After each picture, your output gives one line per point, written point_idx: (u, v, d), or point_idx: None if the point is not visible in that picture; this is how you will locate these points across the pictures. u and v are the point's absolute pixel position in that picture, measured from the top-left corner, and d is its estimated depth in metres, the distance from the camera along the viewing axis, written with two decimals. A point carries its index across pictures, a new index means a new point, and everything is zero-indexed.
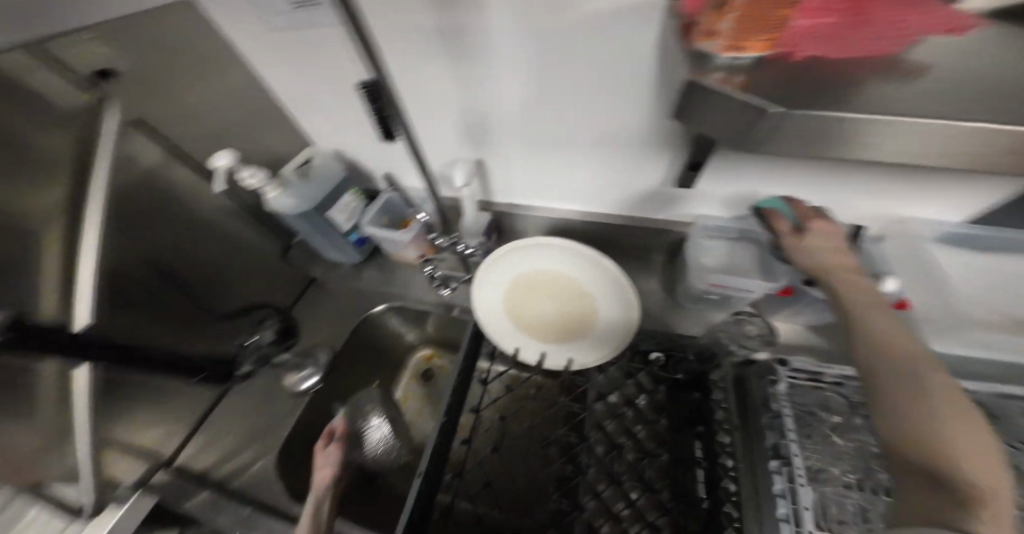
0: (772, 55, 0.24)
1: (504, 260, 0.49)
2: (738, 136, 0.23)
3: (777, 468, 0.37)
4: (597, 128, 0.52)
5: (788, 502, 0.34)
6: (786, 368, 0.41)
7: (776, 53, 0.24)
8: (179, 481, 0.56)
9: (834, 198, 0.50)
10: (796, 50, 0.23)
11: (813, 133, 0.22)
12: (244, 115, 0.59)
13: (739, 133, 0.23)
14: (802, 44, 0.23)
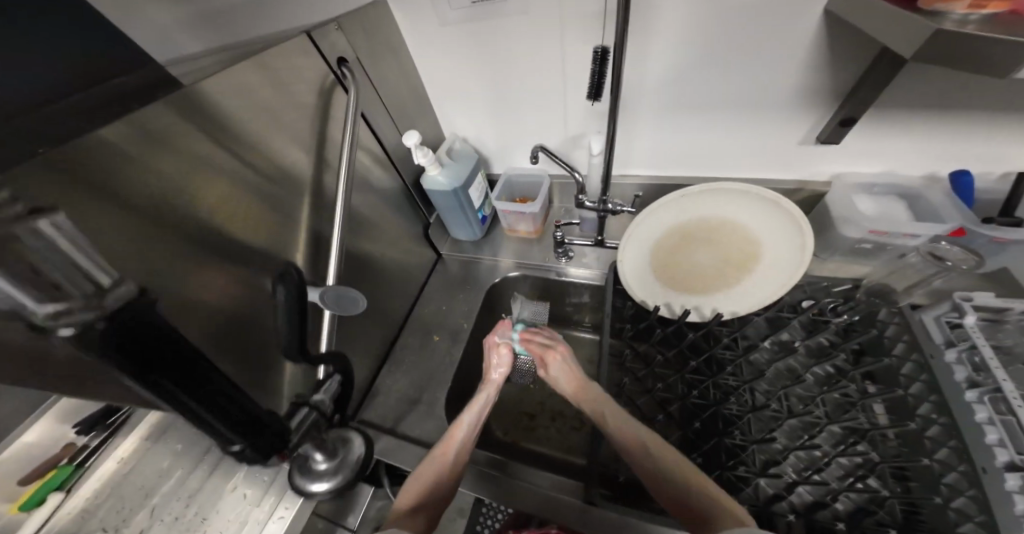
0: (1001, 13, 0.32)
1: (668, 206, 0.55)
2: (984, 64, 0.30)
3: (981, 399, 0.39)
4: (738, 94, 0.57)
5: (1002, 426, 0.36)
6: (971, 304, 0.44)
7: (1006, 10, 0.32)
8: (361, 424, 0.63)
9: (979, 144, 0.53)
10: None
11: None
12: (407, 103, 0.69)
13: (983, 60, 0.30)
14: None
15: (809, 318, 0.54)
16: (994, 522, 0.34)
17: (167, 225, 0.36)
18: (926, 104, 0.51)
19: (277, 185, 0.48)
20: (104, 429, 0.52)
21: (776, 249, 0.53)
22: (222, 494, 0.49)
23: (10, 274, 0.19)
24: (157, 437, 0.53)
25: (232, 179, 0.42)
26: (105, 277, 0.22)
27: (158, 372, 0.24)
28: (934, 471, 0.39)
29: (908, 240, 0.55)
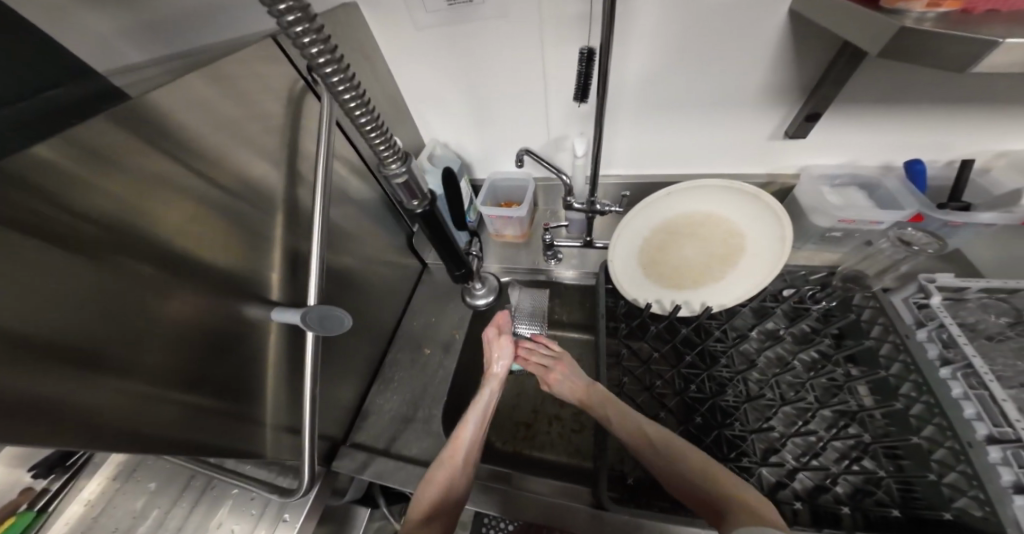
0: (955, 13, 0.34)
1: (655, 204, 0.56)
2: (949, 61, 0.32)
3: (955, 375, 0.43)
4: (710, 94, 0.60)
5: (979, 399, 0.40)
6: (934, 285, 0.48)
7: (959, 9, 0.34)
8: (354, 447, 0.61)
9: (927, 135, 0.58)
10: (976, 6, 0.34)
11: (982, 51, 0.30)
12: (383, 108, 0.67)
13: (952, 58, 0.32)
14: (980, 3, 0.34)
15: (791, 306, 0.57)
16: (985, 494, 0.36)
17: (115, 251, 0.32)
18: (883, 98, 0.54)
19: (246, 201, 0.44)
20: (64, 472, 0.52)
21: (759, 241, 0.55)
22: (208, 530, 0.49)
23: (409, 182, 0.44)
24: (129, 476, 0.53)
25: (193, 197, 0.38)
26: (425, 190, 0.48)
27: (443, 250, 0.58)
28: (923, 449, 0.42)
29: (874, 226, 0.59)
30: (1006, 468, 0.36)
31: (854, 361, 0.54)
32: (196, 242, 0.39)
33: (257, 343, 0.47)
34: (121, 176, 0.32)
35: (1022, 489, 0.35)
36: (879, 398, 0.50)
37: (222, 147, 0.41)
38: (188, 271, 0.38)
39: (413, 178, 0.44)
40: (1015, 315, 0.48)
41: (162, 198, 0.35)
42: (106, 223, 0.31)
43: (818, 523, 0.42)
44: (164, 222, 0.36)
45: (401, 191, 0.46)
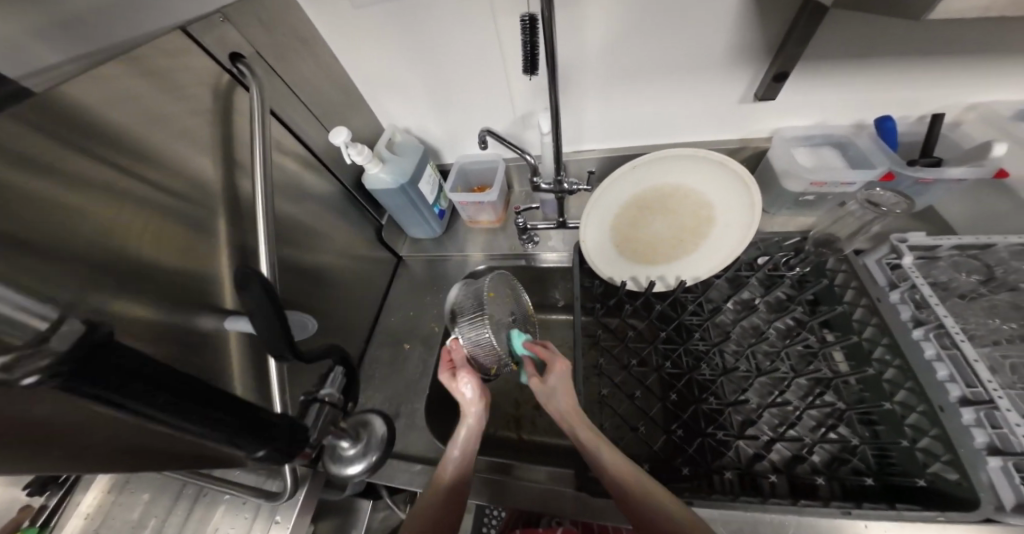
0: None
1: (623, 178, 0.53)
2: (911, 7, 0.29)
3: (927, 336, 0.44)
4: (671, 61, 0.57)
5: (950, 360, 0.41)
6: (905, 244, 0.49)
7: None
8: None
9: (893, 92, 0.56)
10: None
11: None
12: (330, 95, 0.63)
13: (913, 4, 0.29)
14: None
15: (765, 274, 0.57)
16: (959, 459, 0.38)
17: (40, 259, 0.30)
18: (849, 50, 0.52)
19: (188, 203, 0.42)
20: (61, 486, 0.50)
21: (728, 210, 0.54)
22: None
23: None
24: (121, 488, 0.52)
25: (124, 199, 0.36)
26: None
27: (168, 393, 0.25)
28: (897, 414, 0.44)
29: (846, 187, 0.58)
30: (978, 429, 0.38)
31: (828, 326, 0.54)
32: (140, 245, 0.37)
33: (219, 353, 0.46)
34: (34, 177, 0.29)
35: (994, 450, 0.36)
36: (852, 363, 0.50)
37: (154, 145, 0.38)
38: (136, 278, 0.37)
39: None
40: (984, 272, 0.48)
41: (92, 201, 0.33)
42: (28, 228, 0.29)
43: (793, 493, 0.45)
44: (98, 225, 0.34)
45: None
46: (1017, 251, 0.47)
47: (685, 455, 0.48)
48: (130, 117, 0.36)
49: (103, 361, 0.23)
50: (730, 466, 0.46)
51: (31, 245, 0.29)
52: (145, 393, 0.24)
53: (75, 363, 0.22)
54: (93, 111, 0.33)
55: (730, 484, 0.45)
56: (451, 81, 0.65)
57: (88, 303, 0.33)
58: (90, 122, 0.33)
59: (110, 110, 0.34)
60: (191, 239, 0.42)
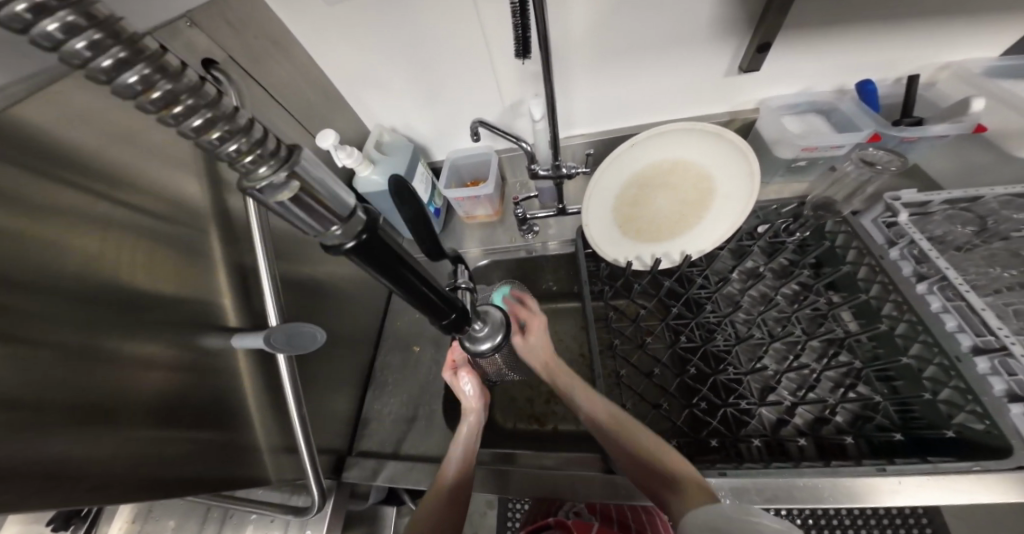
0: None
1: (622, 158, 0.53)
2: None
3: (932, 290, 0.47)
4: (656, 37, 0.57)
5: (958, 311, 0.45)
6: (900, 201, 0.52)
7: None
8: (361, 456, 0.59)
9: (873, 55, 0.57)
10: None
11: None
12: (309, 97, 0.61)
13: None
14: None
15: (768, 242, 0.59)
16: (982, 408, 0.40)
17: (20, 297, 0.28)
18: (830, 15, 0.52)
19: (176, 225, 0.39)
20: (84, 520, 0.49)
21: (728, 181, 0.54)
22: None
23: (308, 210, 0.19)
24: (145, 518, 0.50)
25: (113, 226, 0.33)
26: (284, 189, 0.18)
27: (370, 258, 0.24)
28: (914, 368, 0.46)
29: (836, 151, 0.59)
30: (996, 378, 0.41)
31: (835, 288, 0.57)
32: (126, 271, 0.34)
33: (228, 375, 0.44)
34: (12, 212, 0.27)
35: (1013, 396, 0.40)
36: (862, 321, 0.54)
37: (130, 167, 0.35)
38: (121, 305, 0.34)
39: (328, 189, 0.20)
40: (978, 223, 0.51)
41: (64, 230, 0.30)
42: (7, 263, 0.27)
43: (822, 454, 0.47)
44: (79, 255, 0.31)
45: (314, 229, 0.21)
46: (1005, 201, 0.50)
47: (709, 427, 0.50)
48: (100, 139, 0.33)
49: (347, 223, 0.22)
50: (757, 434, 0.48)
51: (14, 280, 0.27)
52: (383, 269, 0.25)
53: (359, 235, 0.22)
54: (58, 135, 0.30)
55: (760, 451, 0.48)
56: (434, 75, 0.63)
57: (78, 338, 0.31)
58: (57, 148, 0.30)
59: (81, 133, 0.32)
60: (188, 261, 0.41)
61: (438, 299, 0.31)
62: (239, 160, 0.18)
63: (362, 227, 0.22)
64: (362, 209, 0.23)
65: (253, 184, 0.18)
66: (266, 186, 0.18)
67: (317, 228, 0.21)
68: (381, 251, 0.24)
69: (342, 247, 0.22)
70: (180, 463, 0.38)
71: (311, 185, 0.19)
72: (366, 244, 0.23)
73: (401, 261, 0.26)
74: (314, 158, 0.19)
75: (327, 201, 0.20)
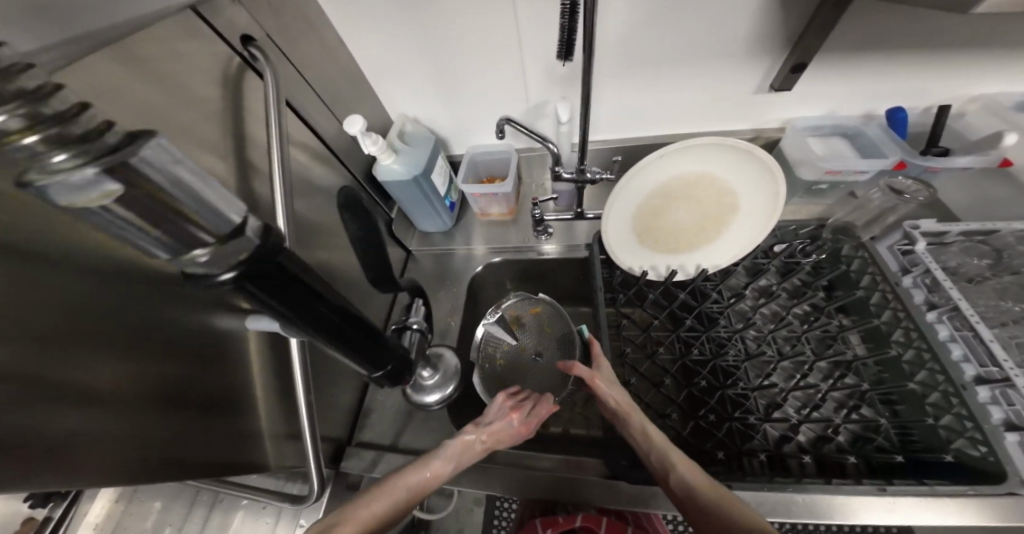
0: None
1: (650, 168, 0.53)
2: None
3: (941, 318, 0.47)
4: (691, 49, 0.57)
5: (966, 340, 0.45)
6: (919, 229, 0.53)
7: None
8: (360, 446, 0.59)
9: (903, 84, 0.58)
10: None
11: None
12: (337, 81, 0.60)
13: None
14: None
15: (783, 261, 0.59)
16: (982, 435, 0.41)
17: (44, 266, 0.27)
18: (867, 41, 0.53)
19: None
20: (65, 497, 0.47)
21: (754, 198, 0.54)
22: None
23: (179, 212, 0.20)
24: (130, 497, 0.49)
25: None
26: (97, 190, 0.17)
27: (264, 294, 0.27)
28: (919, 394, 0.47)
29: (858, 176, 0.59)
30: (994, 406, 0.41)
31: (845, 312, 0.57)
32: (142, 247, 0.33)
33: (237, 357, 0.43)
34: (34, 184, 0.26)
35: (1010, 425, 0.40)
36: (870, 345, 0.54)
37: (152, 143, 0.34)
38: (136, 281, 0.33)
39: (192, 198, 0.20)
40: (993, 256, 0.51)
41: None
42: (29, 233, 0.26)
43: (822, 472, 0.47)
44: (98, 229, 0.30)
45: (158, 248, 0.21)
46: (1021, 237, 0.50)
47: (715, 440, 0.50)
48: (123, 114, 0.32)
49: (266, 274, 0.26)
50: (761, 449, 0.48)
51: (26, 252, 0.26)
52: (280, 304, 0.29)
53: (257, 268, 0.25)
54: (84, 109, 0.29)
55: (762, 466, 0.48)
56: (464, 68, 0.62)
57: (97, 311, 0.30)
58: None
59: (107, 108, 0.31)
60: None
61: (339, 322, 0.34)
62: (45, 156, 0.16)
63: (270, 276, 0.26)
64: (243, 225, 0.24)
65: (40, 183, 0.16)
66: (75, 182, 0.16)
67: (169, 245, 0.21)
68: (260, 292, 0.26)
69: (216, 279, 0.24)
70: (183, 445, 0.37)
71: (145, 182, 0.18)
72: (250, 272, 0.25)
73: (302, 293, 0.29)
74: (168, 156, 0.20)
75: (184, 203, 0.20)
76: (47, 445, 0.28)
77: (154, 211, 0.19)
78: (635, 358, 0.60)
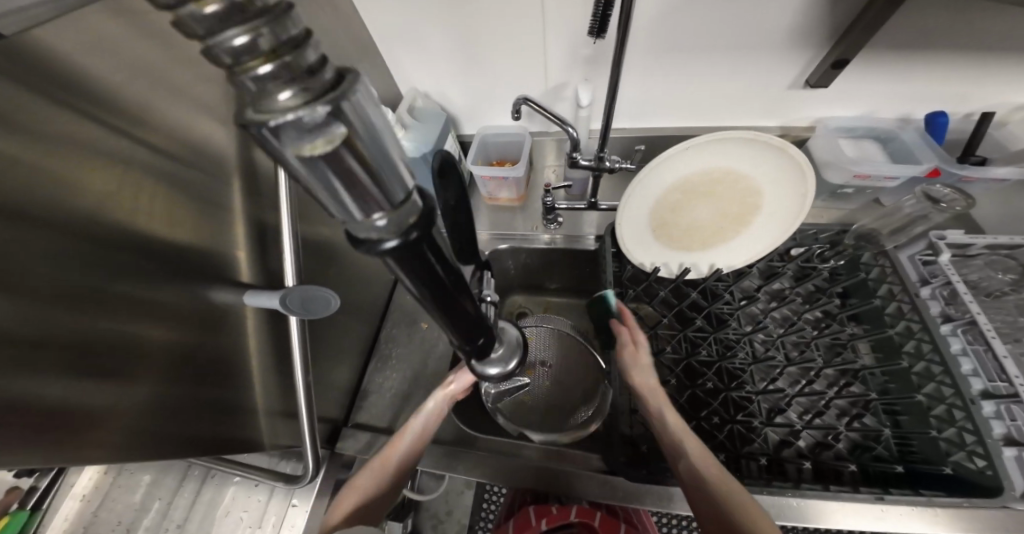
0: None
1: (674, 160, 0.50)
2: None
3: (955, 331, 0.47)
4: (726, 38, 0.53)
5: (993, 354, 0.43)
6: (944, 240, 0.51)
7: None
8: (356, 428, 0.58)
9: (943, 88, 0.55)
10: None
11: None
12: (349, 49, 0.57)
13: None
14: None
15: (799, 265, 0.57)
16: (984, 449, 0.40)
17: (32, 231, 0.25)
18: (912, 39, 0.50)
19: (195, 172, 0.36)
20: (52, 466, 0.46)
21: (779, 198, 0.52)
22: (215, 519, 0.46)
23: (347, 181, 0.12)
24: (119, 470, 0.48)
25: (132, 170, 0.30)
26: (323, 136, 0.11)
27: (407, 276, 0.18)
28: (924, 405, 0.45)
29: (887, 182, 0.57)
30: (997, 421, 0.42)
31: (857, 320, 0.56)
32: (133, 215, 0.31)
33: (235, 333, 0.42)
34: (26, 146, 0.24)
35: (1009, 439, 0.41)
36: (879, 355, 0.53)
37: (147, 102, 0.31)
38: (131, 251, 0.31)
39: (378, 151, 0.13)
40: (1019, 271, 0.49)
41: (73, 163, 0.26)
42: (12, 194, 0.24)
43: (817, 478, 0.46)
44: (96, 196, 0.28)
45: (336, 206, 0.14)
46: None
47: (714, 441, 0.49)
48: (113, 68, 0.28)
49: (423, 257, 0.17)
50: (760, 452, 0.47)
51: (15, 215, 0.24)
52: (420, 289, 0.19)
53: (413, 254, 0.17)
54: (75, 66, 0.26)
55: (760, 469, 0.47)
56: (484, 42, 0.59)
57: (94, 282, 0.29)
58: (74, 79, 0.26)
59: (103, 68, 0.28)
60: (212, 213, 0.38)
61: (473, 320, 0.24)
62: (253, 77, 0.09)
63: (423, 261, 0.17)
64: (415, 194, 0.16)
65: (263, 119, 0.10)
66: (300, 121, 0.10)
67: (350, 216, 0.14)
68: (433, 262, 0.18)
69: (378, 246, 0.15)
70: (178, 422, 0.36)
71: (357, 132, 0.11)
72: (410, 242, 0.16)
73: (444, 276, 0.19)
74: (370, 98, 0.12)
75: (383, 172, 0.13)
76: (37, 418, 0.26)
77: (345, 173, 0.12)
78: None
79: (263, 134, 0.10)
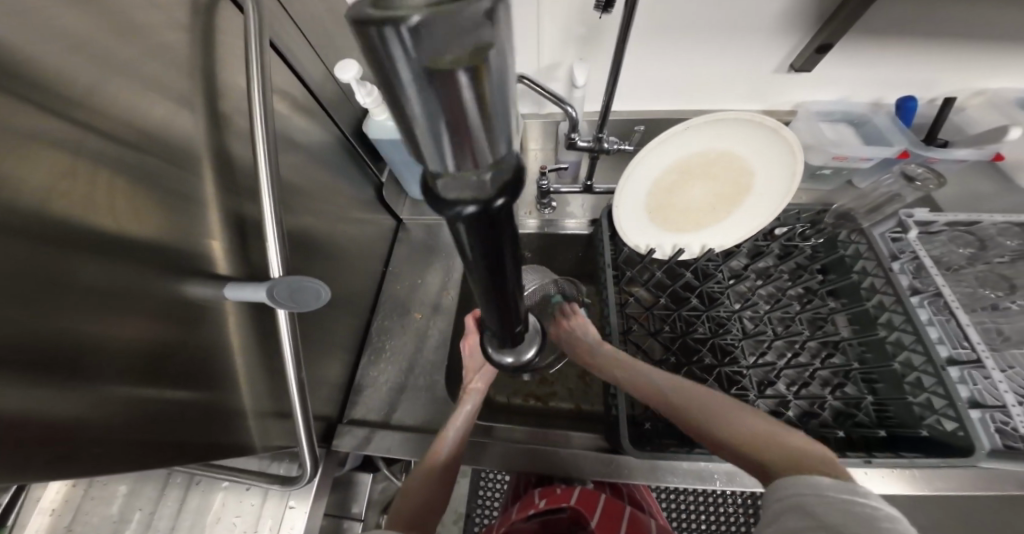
0: None
1: (672, 141, 0.50)
2: None
3: (923, 303, 0.51)
4: (722, 19, 0.53)
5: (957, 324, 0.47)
6: (912, 218, 0.55)
7: None
8: (353, 423, 0.56)
9: (913, 74, 0.58)
10: None
11: None
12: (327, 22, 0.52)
13: None
14: None
15: (784, 243, 0.60)
16: (955, 411, 0.43)
17: None
18: (888, 27, 0.53)
19: (164, 161, 0.31)
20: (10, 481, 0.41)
21: (768, 178, 0.54)
22: (205, 527, 0.43)
23: (447, 117, 0.10)
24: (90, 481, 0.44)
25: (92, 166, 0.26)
26: (463, 48, 0.08)
27: (479, 247, 0.19)
28: (899, 373, 0.49)
29: (862, 163, 0.60)
30: (963, 385, 0.46)
31: (835, 295, 0.59)
32: (89, 213, 0.26)
33: (218, 331, 0.38)
34: None
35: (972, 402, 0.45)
36: (856, 327, 0.56)
37: (96, 83, 0.26)
38: (89, 252, 0.26)
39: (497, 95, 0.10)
40: (976, 246, 0.54)
41: (7, 157, 0.21)
42: None
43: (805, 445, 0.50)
44: (54, 192, 0.24)
45: (426, 140, 0.11)
46: (1002, 229, 0.53)
47: None
48: (54, 41, 0.24)
49: (494, 232, 0.17)
50: None
51: None
52: (482, 260, 0.20)
53: (487, 225, 0.17)
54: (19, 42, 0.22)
55: None
56: None
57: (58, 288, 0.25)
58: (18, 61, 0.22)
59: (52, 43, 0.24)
60: (190, 204, 0.34)
61: (510, 292, 0.26)
62: None
63: (493, 231, 0.17)
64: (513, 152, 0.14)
65: (405, 15, 0.07)
66: (456, 18, 0.07)
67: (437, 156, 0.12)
68: (498, 235, 0.18)
69: (459, 209, 0.15)
70: (163, 431, 0.33)
71: (491, 64, 0.09)
72: (493, 213, 0.16)
73: (501, 251, 0.20)
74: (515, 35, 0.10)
75: (492, 117, 0.11)
76: (4, 446, 0.23)
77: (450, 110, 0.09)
78: (637, 334, 0.59)
79: (385, 45, 0.07)
